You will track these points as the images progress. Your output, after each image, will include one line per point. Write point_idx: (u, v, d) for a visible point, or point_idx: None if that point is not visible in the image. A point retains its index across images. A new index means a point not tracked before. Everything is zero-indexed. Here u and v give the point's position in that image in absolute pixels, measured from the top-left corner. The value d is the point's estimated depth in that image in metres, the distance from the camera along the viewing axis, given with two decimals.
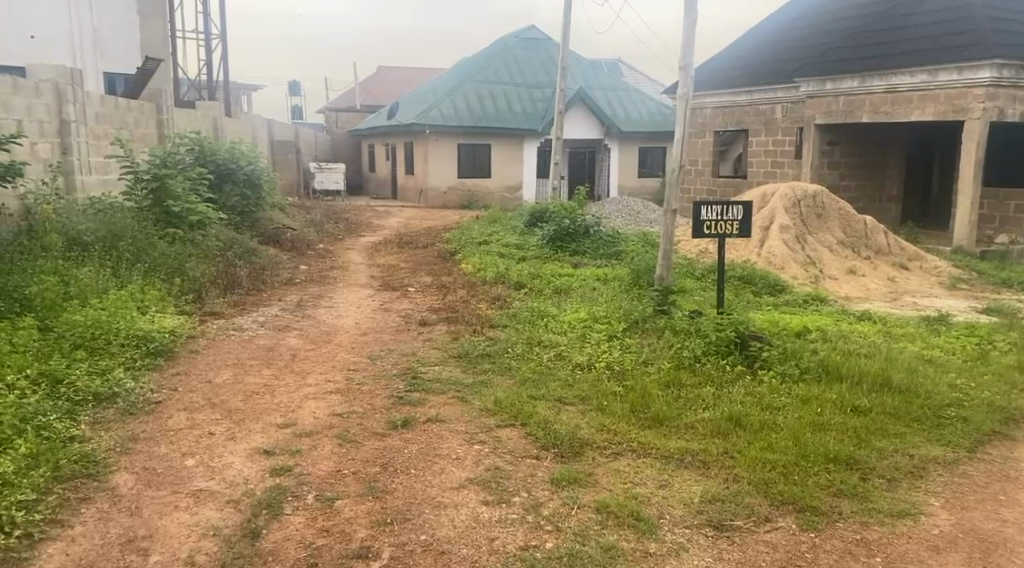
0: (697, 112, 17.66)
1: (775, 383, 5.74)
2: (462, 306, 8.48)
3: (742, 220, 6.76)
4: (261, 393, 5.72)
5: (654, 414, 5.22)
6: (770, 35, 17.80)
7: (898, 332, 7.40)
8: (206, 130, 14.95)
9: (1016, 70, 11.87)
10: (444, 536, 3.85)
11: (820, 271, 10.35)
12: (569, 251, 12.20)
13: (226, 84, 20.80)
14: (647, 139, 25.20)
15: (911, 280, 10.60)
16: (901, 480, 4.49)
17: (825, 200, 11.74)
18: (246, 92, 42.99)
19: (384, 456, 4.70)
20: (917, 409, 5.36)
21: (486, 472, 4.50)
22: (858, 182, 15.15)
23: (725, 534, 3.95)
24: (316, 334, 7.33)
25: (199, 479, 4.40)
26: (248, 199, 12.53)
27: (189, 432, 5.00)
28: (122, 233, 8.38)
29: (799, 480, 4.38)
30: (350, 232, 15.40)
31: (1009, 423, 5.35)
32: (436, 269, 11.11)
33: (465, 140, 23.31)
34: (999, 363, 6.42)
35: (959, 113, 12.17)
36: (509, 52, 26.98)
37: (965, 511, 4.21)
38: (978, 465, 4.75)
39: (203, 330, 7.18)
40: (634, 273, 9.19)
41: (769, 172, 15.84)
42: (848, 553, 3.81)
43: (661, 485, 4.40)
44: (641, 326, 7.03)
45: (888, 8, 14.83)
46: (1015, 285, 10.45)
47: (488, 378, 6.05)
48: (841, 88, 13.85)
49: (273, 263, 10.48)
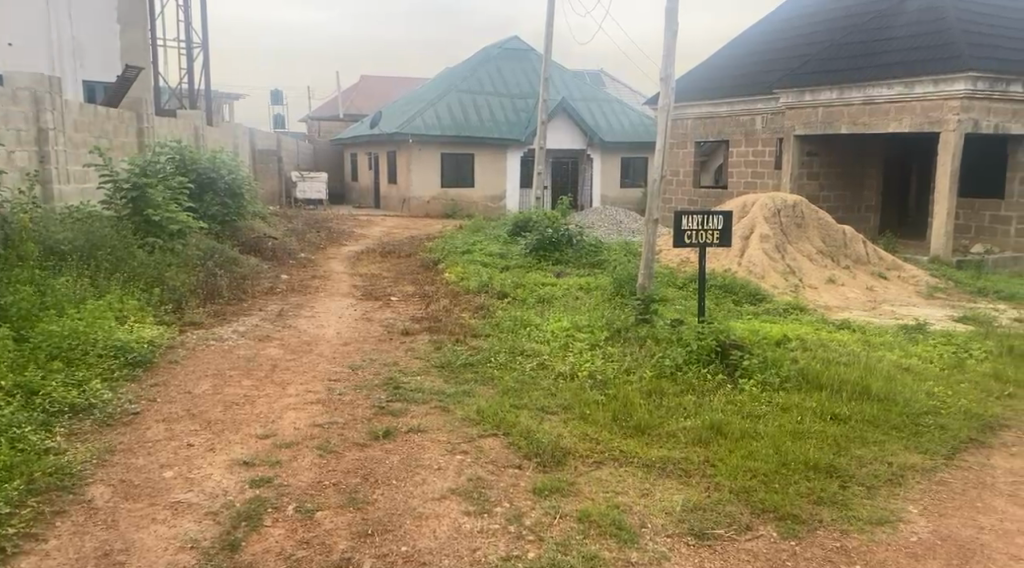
0: (678, 123, 17.81)
1: (757, 391, 5.78)
2: (445, 315, 8.47)
3: (723, 230, 6.81)
4: (240, 403, 5.67)
5: (637, 423, 5.23)
6: (749, 47, 17.99)
7: (876, 341, 7.46)
8: (188, 138, 14.87)
9: (991, 82, 12.06)
10: (425, 548, 3.83)
11: (799, 281, 10.44)
12: (552, 261, 12.25)
13: (207, 92, 20.70)
14: (629, 149, 25.34)
15: (889, 289, 10.72)
16: (880, 487, 4.53)
17: (804, 210, 11.83)
18: (227, 101, 42.92)
19: (366, 468, 4.67)
20: (895, 417, 5.42)
21: (469, 482, 4.49)
22: (837, 192, 15.29)
23: (707, 543, 3.95)
24: (297, 344, 7.29)
25: (177, 490, 4.35)
26: (229, 208, 12.45)
27: (167, 443, 4.95)
28: (100, 243, 8.30)
29: (780, 488, 4.41)
30: (331, 241, 15.36)
31: (986, 431, 5.41)
32: (419, 279, 11.11)
33: (447, 149, 23.31)
34: (975, 371, 6.52)
35: (935, 125, 12.33)
36: (492, 62, 27.08)
37: (944, 518, 4.25)
38: (956, 472, 4.79)
39: (182, 341, 7.11)
40: (616, 283, 9.21)
41: (749, 182, 15.96)
42: (829, 560, 3.83)
43: (643, 494, 4.41)
44: (624, 335, 7.05)
45: (866, 21, 15.03)
46: (991, 294, 10.59)
47: (471, 387, 6.04)
48: (820, 100, 13.98)
49: (254, 273, 10.36)
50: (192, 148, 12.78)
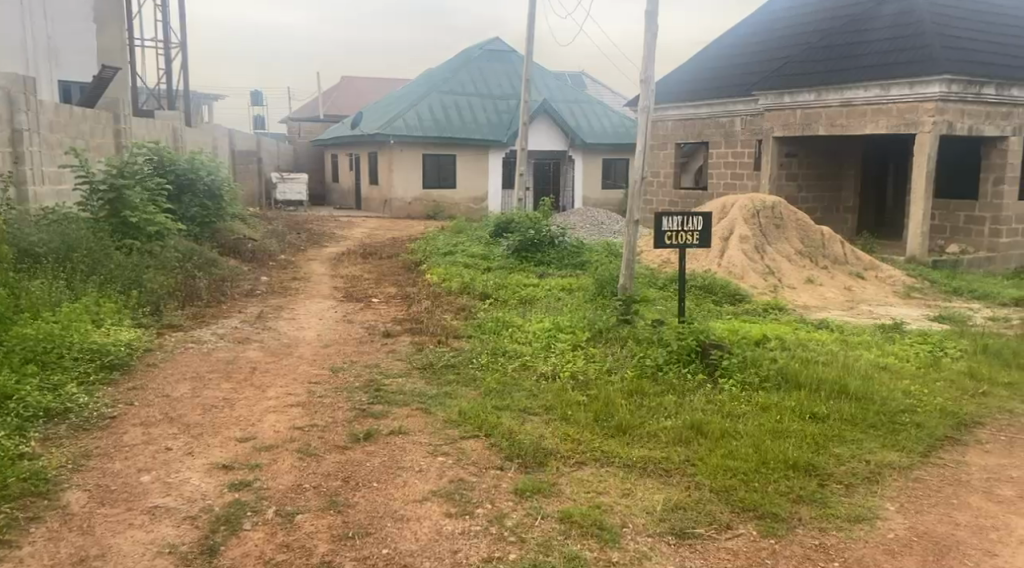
0: (659, 124, 17.90)
1: (736, 391, 5.82)
2: (427, 316, 8.46)
3: (702, 231, 6.85)
4: (220, 406, 5.63)
5: (618, 423, 5.25)
6: (728, 48, 18.10)
7: (853, 340, 7.55)
8: (166, 139, 14.75)
9: (965, 85, 12.23)
10: (406, 550, 3.81)
11: (778, 281, 10.53)
12: (534, 261, 12.28)
13: (186, 93, 20.53)
14: (610, 151, 25.43)
15: (867, 289, 10.82)
16: (858, 485, 4.58)
17: (783, 211, 11.93)
18: (206, 101, 42.61)
19: (346, 470, 4.65)
20: (873, 415, 5.48)
21: (450, 484, 4.48)
22: (815, 193, 15.43)
23: (688, 542, 3.97)
24: (277, 347, 7.24)
25: (154, 495, 4.31)
26: (209, 209, 12.35)
27: (145, 447, 4.90)
28: (76, 245, 8.20)
29: (759, 487, 4.45)
30: (312, 242, 15.29)
31: (961, 428, 5.48)
32: (400, 280, 11.07)
33: (429, 151, 23.28)
34: (950, 370, 6.60)
35: (911, 126, 12.47)
36: (473, 63, 27.06)
37: (919, 514, 4.29)
38: (931, 469, 4.85)
39: (160, 343, 7.05)
40: (597, 284, 9.23)
41: (729, 184, 16.07)
42: (808, 559, 3.84)
43: (624, 494, 4.42)
44: (605, 336, 7.07)
45: (843, 24, 15.19)
46: (965, 293, 10.73)
47: (453, 389, 6.03)
48: (798, 102, 14.10)
49: (233, 274, 10.28)
50: (170, 150, 12.67)
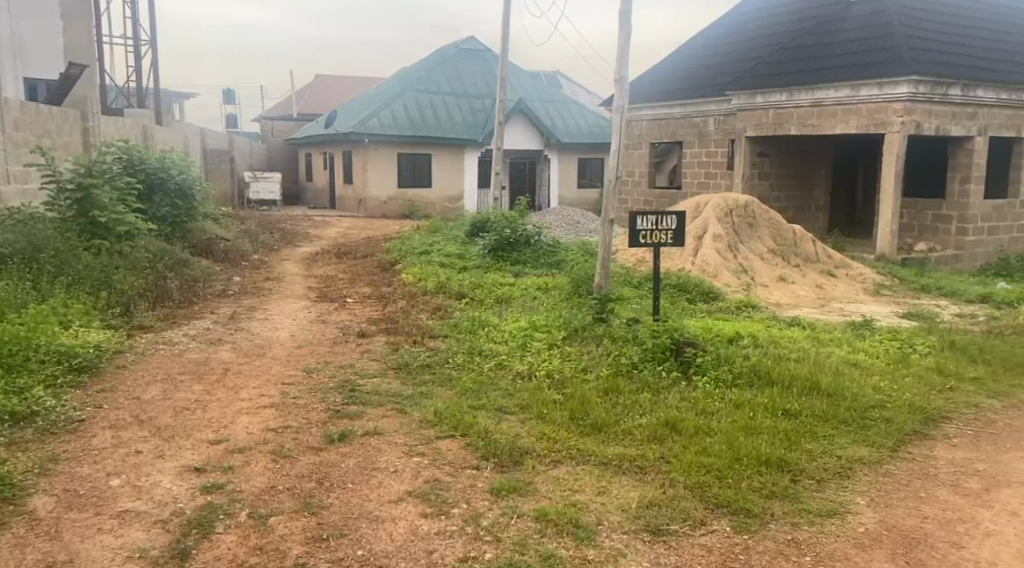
0: (634, 124, 17.99)
1: (709, 388, 5.87)
2: (402, 316, 8.42)
3: (676, 230, 6.89)
4: (191, 408, 5.57)
5: (594, 422, 5.27)
6: (702, 49, 18.23)
7: (825, 337, 7.62)
8: (136, 138, 14.54)
9: (932, 86, 12.43)
10: (381, 551, 3.80)
11: (751, 279, 10.63)
12: (510, 261, 12.28)
13: (156, 91, 20.29)
14: (586, 150, 25.52)
15: (838, 287, 10.95)
16: (830, 480, 4.64)
17: (756, 210, 12.03)
18: (178, 100, 42.10)
19: (321, 471, 4.62)
20: (843, 411, 5.55)
21: (425, 484, 4.47)
22: (788, 193, 15.59)
23: (662, 539, 3.99)
24: (250, 348, 7.17)
25: (125, 499, 4.25)
26: (180, 208, 12.22)
27: (115, 451, 4.83)
28: (43, 246, 8.07)
29: (733, 483, 4.49)
30: (286, 242, 15.15)
31: (929, 423, 5.57)
32: (375, 280, 11.02)
33: (404, 150, 23.19)
34: (919, 366, 6.70)
35: (880, 127, 12.65)
36: (448, 63, 27.00)
37: (889, 508, 4.35)
38: (900, 464, 4.92)
39: (130, 345, 6.95)
40: (573, 283, 9.26)
41: (702, 183, 16.19)
42: (781, 553, 3.88)
43: (600, 491, 4.43)
44: (581, 335, 7.09)
45: (814, 25, 15.37)
46: (933, 291, 10.91)
47: (429, 389, 6.01)
48: (771, 102, 14.23)
49: (206, 275, 10.17)
50: (140, 149, 12.50)
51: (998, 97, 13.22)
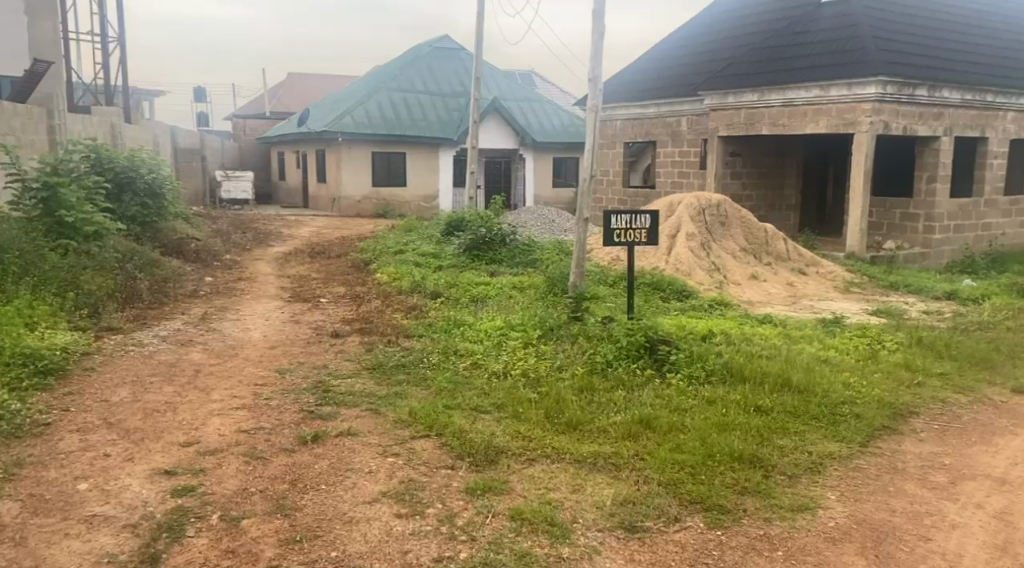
0: (608, 124, 18.06)
1: (683, 385, 5.92)
2: (376, 316, 8.38)
3: (650, 228, 6.92)
4: (162, 410, 5.50)
5: (570, 420, 5.28)
6: (674, 49, 18.34)
7: (796, 334, 7.71)
8: (104, 136, 14.31)
9: (899, 86, 12.61)
10: (355, 552, 3.78)
11: (724, 278, 10.71)
12: (485, 260, 12.26)
13: (125, 88, 19.98)
14: (561, 149, 25.58)
15: (809, 285, 11.08)
16: (801, 475, 4.69)
17: (728, 209, 12.12)
18: (147, 97, 41.49)
19: (294, 473, 4.58)
20: (814, 407, 5.61)
21: (400, 485, 4.45)
22: (759, 192, 15.74)
23: (636, 535, 4.01)
24: (221, 349, 7.10)
25: (92, 503, 4.18)
26: (149, 208, 12.04)
27: (82, 454, 4.76)
28: (7, 246, 7.92)
29: (706, 479, 4.53)
30: (258, 242, 14.99)
31: (897, 418, 5.65)
32: (349, 280, 10.94)
33: (378, 149, 23.07)
34: (887, 362, 6.80)
35: (850, 127, 12.81)
36: (422, 61, 26.90)
37: (858, 503, 4.41)
38: (870, 459, 4.99)
39: (98, 347, 6.85)
40: (549, 282, 9.28)
41: (676, 182, 16.30)
42: (753, 549, 3.92)
43: (574, 489, 4.44)
44: (556, 333, 7.10)
45: (785, 26, 15.53)
46: (901, 288, 11.07)
47: (403, 389, 5.98)
48: (742, 102, 14.35)
49: (176, 275, 10.05)
50: (108, 148, 12.32)
51: (963, 97, 13.45)
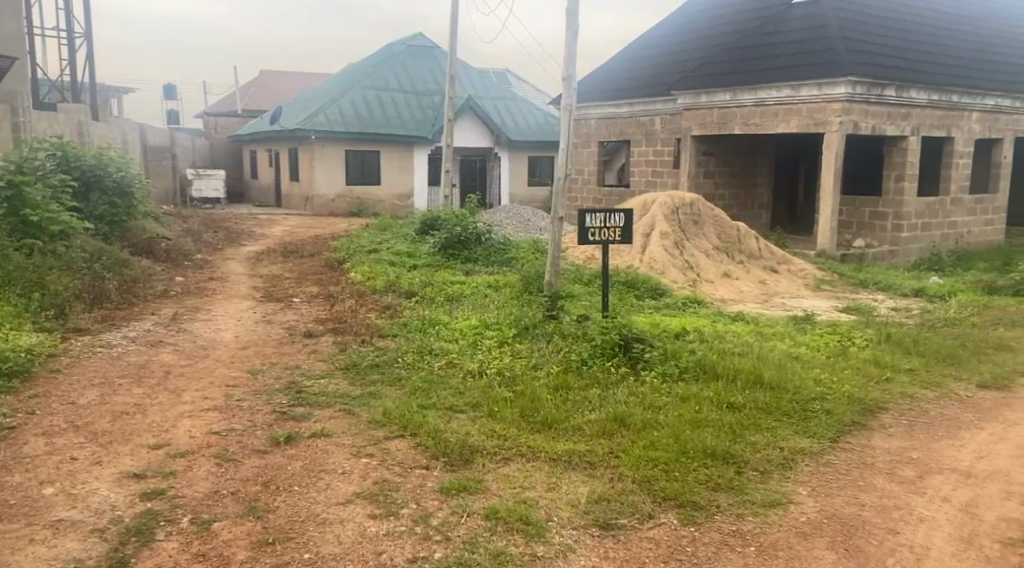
0: (582, 123, 18.10)
1: (657, 383, 5.95)
2: (350, 315, 8.32)
3: (624, 227, 6.94)
4: (131, 413, 5.41)
5: (545, 419, 5.28)
6: (648, 48, 18.42)
7: (767, 331, 7.79)
8: (70, 133, 14.06)
9: (868, 86, 12.78)
10: (329, 553, 3.74)
11: (697, 275, 10.79)
12: (460, 259, 12.23)
13: (92, 85, 19.63)
14: (536, 148, 25.60)
15: (781, 283, 11.20)
16: (773, 471, 4.73)
17: (701, 208, 12.21)
18: (116, 94, 40.88)
19: (266, 475, 4.53)
20: (786, 403, 5.67)
21: (374, 486, 4.42)
22: (732, 191, 15.86)
23: (611, 532, 4.03)
24: (191, 349, 7.02)
25: (58, 508, 4.11)
26: (118, 207, 11.85)
27: (48, 458, 4.67)
28: None
29: (680, 476, 4.56)
30: (230, 241, 14.83)
31: (867, 413, 5.73)
32: (322, 279, 10.85)
33: (352, 147, 22.92)
34: (857, 358, 6.89)
35: (820, 126, 12.95)
36: (396, 59, 26.78)
37: (829, 497, 4.46)
38: (840, 454, 5.05)
39: (64, 348, 6.73)
40: (524, 280, 9.28)
41: (650, 182, 16.39)
42: (726, 545, 3.95)
43: (550, 488, 4.45)
44: (532, 331, 7.09)
45: (757, 26, 15.67)
46: (871, 286, 11.23)
47: (377, 389, 5.95)
48: (715, 102, 14.46)
49: (146, 275, 9.91)
50: (75, 146, 12.11)
51: (930, 98, 13.65)
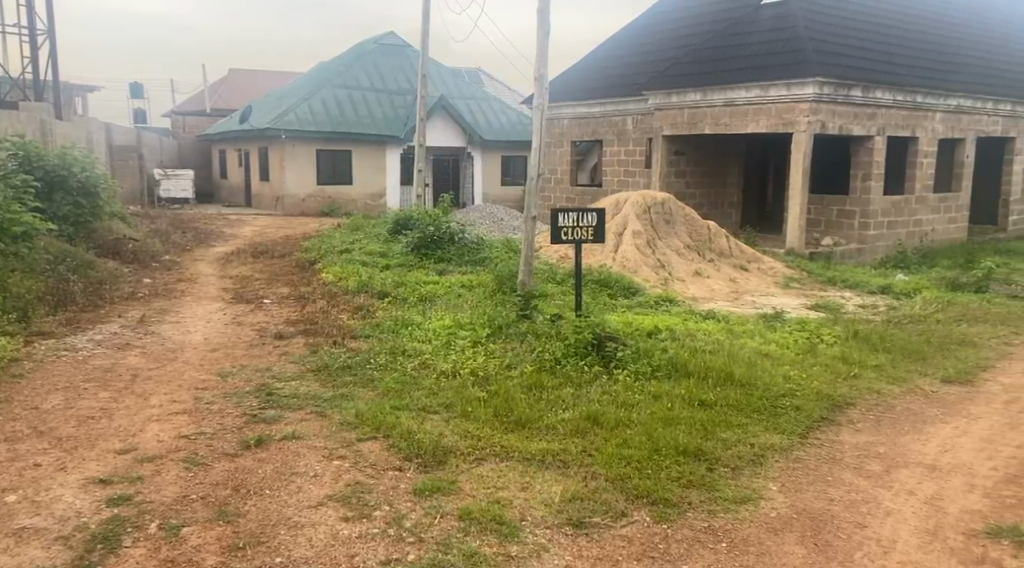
0: (554, 122, 18.14)
1: (630, 381, 5.98)
2: (322, 316, 8.25)
3: (597, 227, 6.96)
4: (97, 417, 5.32)
5: (519, 419, 5.28)
6: (619, 48, 18.50)
7: (738, 329, 7.86)
8: (33, 133, 13.77)
9: (835, 87, 12.95)
10: (301, 557, 3.71)
11: (669, 274, 10.85)
12: (433, 258, 12.20)
13: (56, 83, 19.26)
14: (508, 148, 25.60)
15: (750, 281, 11.31)
16: (744, 467, 4.78)
17: (673, 206, 12.28)
18: (81, 93, 40.20)
19: (237, 478, 4.48)
20: (756, 400, 5.73)
21: (346, 488, 4.39)
22: (702, 190, 15.98)
23: (584, 531, 4.03)
24: (159, 352, 6.91)
25: (21, 515, 4.02)
26: (83, 208, 11.65)
27: (11, 464, 4.57)
28: None
29: (652, 474, 4.58)
30: (199, 242, 14.64)
31: (835, 409, 5.80)
32: (293, 280, 10.76)
33: (323, 147, 22.76)
34: (826, 355, 6.98)
35: (789, 126, 13.10)
36: (367, 59, 26.62)
37: (799, 492, 4.51)
38: (809, 450, 5.11)
39: (26, 352, 6.59)
40: (497, 280, 9.28)
41: (622, 181, 16.47)
42: (698, 541, 3.97)
43: (523, 487, 4.45)
44: (506, 331, 7.09)
45: (726, 26, 15.81)
46: (839, 283, 11.39)
47: (350, 390, 5.90)
48: (686, 101, 14.57)
49: (112, 276, 9.75)
50: (38, 145, 11.88)
51: (894, 98, 13.87)
